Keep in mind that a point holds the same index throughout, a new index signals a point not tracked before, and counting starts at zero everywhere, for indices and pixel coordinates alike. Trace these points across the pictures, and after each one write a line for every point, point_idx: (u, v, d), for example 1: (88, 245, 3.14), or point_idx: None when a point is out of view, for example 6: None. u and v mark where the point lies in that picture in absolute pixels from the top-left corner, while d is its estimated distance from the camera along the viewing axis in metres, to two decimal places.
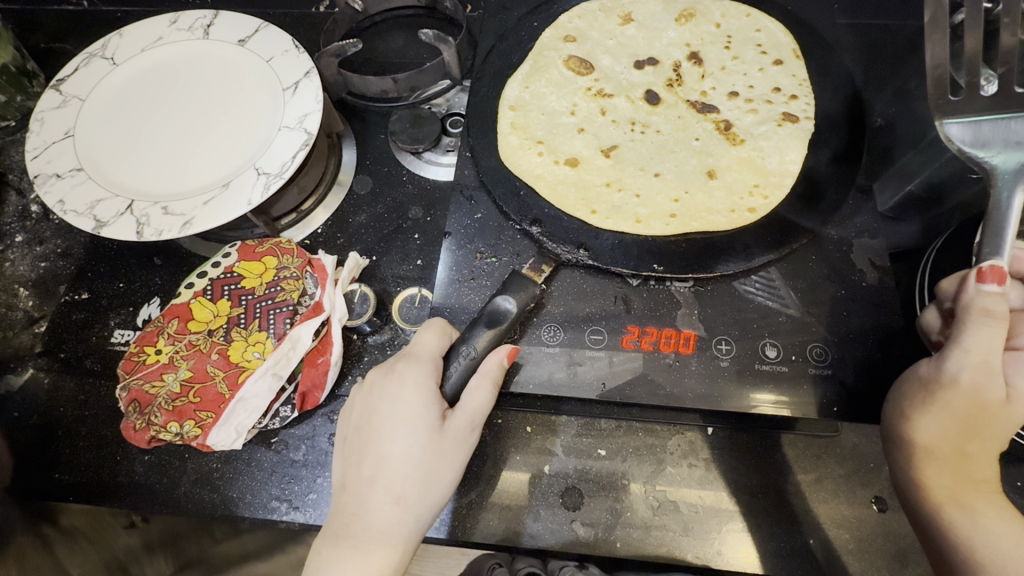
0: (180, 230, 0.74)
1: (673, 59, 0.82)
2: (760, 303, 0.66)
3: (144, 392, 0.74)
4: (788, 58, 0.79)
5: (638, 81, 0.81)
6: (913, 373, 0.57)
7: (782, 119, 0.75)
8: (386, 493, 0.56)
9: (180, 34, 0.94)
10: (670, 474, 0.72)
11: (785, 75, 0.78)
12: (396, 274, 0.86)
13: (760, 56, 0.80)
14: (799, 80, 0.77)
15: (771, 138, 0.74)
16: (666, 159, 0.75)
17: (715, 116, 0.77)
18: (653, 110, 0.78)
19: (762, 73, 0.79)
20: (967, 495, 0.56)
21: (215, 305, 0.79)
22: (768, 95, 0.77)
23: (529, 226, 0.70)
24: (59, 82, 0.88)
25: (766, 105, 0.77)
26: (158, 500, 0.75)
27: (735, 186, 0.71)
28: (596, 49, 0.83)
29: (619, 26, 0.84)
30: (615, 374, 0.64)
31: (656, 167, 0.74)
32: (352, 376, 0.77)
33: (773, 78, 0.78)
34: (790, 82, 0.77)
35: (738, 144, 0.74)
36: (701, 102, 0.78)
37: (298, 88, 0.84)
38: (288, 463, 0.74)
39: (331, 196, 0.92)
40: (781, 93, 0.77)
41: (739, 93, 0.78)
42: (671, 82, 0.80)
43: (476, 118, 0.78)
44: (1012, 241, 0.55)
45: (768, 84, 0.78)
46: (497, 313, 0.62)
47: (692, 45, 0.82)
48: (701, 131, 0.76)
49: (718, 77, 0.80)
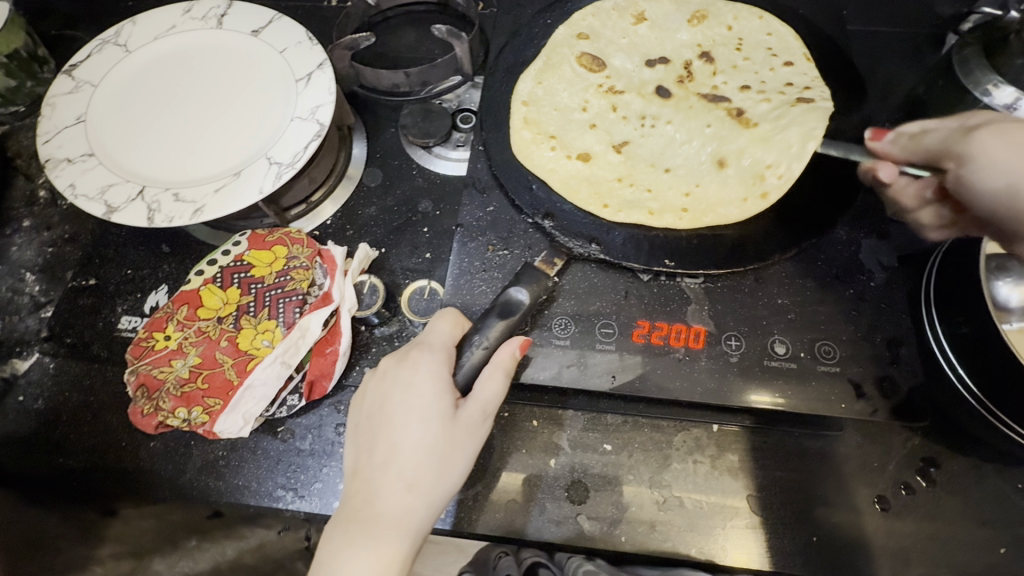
0: (191, 217, 0.75)
1: (684, 57, 0.83)
2: (770, 300, 0.67)
3: (152, 377, 0.74)
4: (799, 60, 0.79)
5: (650, 79, 0.82)
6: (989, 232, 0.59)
7: (797, 102, 0.74)
8: (400, 479, 0.56)
9: (194, 23, 0.94)
10: (675, 470, 0.72)
11: (797, 73, 0.78)
12: (405, 267, 0.86)
13: (771, 57, 0.81)
14: (812, 77, 0.78)
15: (786, 118, 0.73)
16: (676, 153, 0.76)
17: (727, 105, 0.78)
18: (665, 104, 0.79)
19: (773, 72, 0.80)
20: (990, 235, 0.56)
21: (225, 292, 0.79)
22: (780, 89, 0.78)
23: (542, 220, 0.70)
24: (72, 67, 0.88)
25: (779, 96, 0.77)
26: (163, 487, 0.75)
27: (745, 176, 0.72)
28: (608, 47, 0.83)
29: (631, 25, 0.85)
30: (625, 368, 0.64)
31: (666, 162, 0.75)
32: (360, 367, 0.78)
33: (785, 75, 0.79)
34: (802, 79, 0.78)
35: (751, 128, 0.75)
36: (712, 95, 0.79)
37: (311, 79, 0.85)
38: (294, 452, 0.74)
39: (340, 189, 0.92)
40: (793, 86, 0.77)
41: (750, 88, 0.79)
42: (682, 78, 0.81)
43: (489, 112, 0.79)
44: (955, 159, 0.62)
45: (781, 80, 0.79)
46: (510, 303, 0.62)
47: (704, 45, 0.83)
48: (714, 119, 0.77)
49: (730, 74, 0.81)
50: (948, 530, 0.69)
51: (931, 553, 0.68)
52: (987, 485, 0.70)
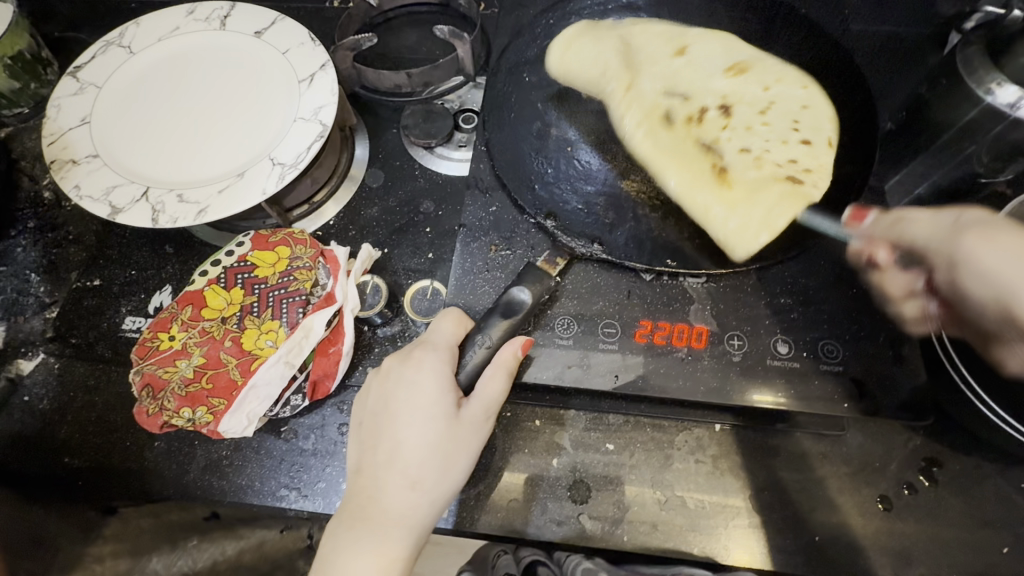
0: (195, 218, 0.75)
1: (704, 99, 0.79)
2: (772, 300, 0.67)
3: (157, 377, 0.74)
4: (815, 137, 0.74)
5: (661, 104, 0.79)
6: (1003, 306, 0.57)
7: (783, 178, 0.72)
8: (403, 477, 0.56)
9: (197, 24, 0.94)
10: (677, 470, 0.72)
11: (805, 153, 0.73)
12: (407, 267, 0.86)
13: (791, 131, 0.75)
14: (819, 164, 0.72)
15: (761, 192, 0.71)
16: (754, 134, 0.76)
17: (716, 158, 0.74)
18: (662, 132, 0.77)
19: (786, 146, 0.74)
20: None
21: (229, 293, 0.79)
22: (782, 162, 0.73)
23: (544, 219, 0.70)
24: (76, 69, 0.89)
25: (774, 170, 0.73)
26: (167, 486, 0.76)
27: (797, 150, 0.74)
28: (640, 65, 0.81)
29: (670, 54, 0.81)
30: (628, 367, 0.65)
31: (741, 136, 0.76)
32: (363, 366, 0.78)
33: (794, 153, 0.73)
34: (808, 163, 0.73)
35: (726, 187, 0.72)
36: (710, 144, 0.76)
37: (314, 80, 0.85)
38: (298, 452, 0.75)
39: (343, 190, 0.93)
40: (794, 166, 0.73)
41: (752, 151, 0.74)
42: (691, 119, 0.78)
43: (491, 112, 0.79)
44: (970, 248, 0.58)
45: (787, 156, 0.74)
46: (513, 303, 0.63)
47: (729, 96, 0.78)
48: (696, 166, 0.74)
49: (740, 132, 0.76)
50: (950, 530, 0.68)
51: (933, 553, 0.68)
52: (988, 485, 0.70)
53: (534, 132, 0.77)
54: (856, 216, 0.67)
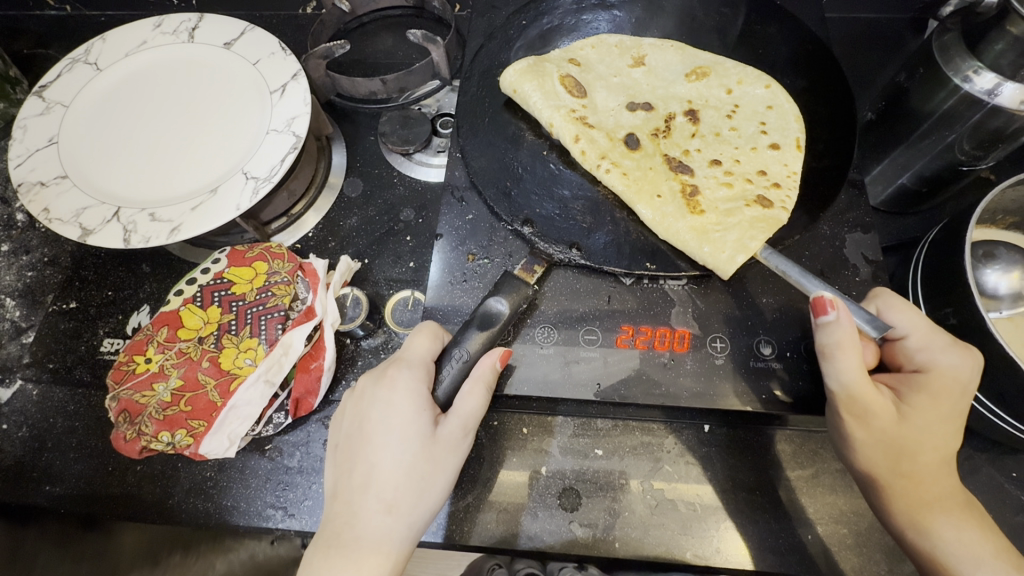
0: (168, 236, 0.73)
1: (670, 110, 0.79)
2: (753, 301, 0.66)
3: (134, 402, 0.73)
4: (785, 143, 0.73)
5: (626, 123, 0.78)
6: (866, 446, 0.58)
7: (754, 201, 0.70)
8: (378, 500, 0.55)
9: (165, 37, 0.92)
10: (667, 472, 0.72)
11: (777, 162, 0.72)
12: (388, 277, 0.85)
13: (760, 135, 0.75)
14: (790, 172, 0.71)
15: (733, 216, 0.69)
16: (719, 145, 0.76)
17: (686, 177, 0.73)
18: (629, 154, 0.75)
19: (755, 153, 0.74)
20: (901, 464, 0.57)
21: (205, 312, 0.78)
22: (752, 174, 0.73)
23: (521, 226, 0.69)
24: (42, 87, 0.86)
25: (744, 184, 0.72)
26: (149, 511, 0.74)
27: (767, 159, 0.73)
28: (597, 82, 0.81)
29: (629, 66, 0.81)
30: (609, 374, 0.64)
31: (707, 147, 0.76)
32: (346, 381, 0.77)
33: (764, 160, 0.73)
34: (779, 171, 0.72)
35: (697, 213, 0.69)
36: (679, 160, 0.75)
37: (286, 90, 0.83)
38: (283, 470, 0.74)
39: (321, 200, 0.91)
40: (765, 177, 0.72)
41: (722, 162, 0.74)
42: (657, 132, 0.77)
43: (465, 118, 0.77)
44: (855, 386, 0.56)
45: (757, 165, 0.73)
46: (490, 314, 0.62)
47: (695, 101, 0.79)
48: (665, 190, 0.72)
49: (708, 141, 0.77)
50: None
51: None
52: (981, 475, 0.70)
53: (509, 136, 0.76)
54: (820, 305, 0.56)
